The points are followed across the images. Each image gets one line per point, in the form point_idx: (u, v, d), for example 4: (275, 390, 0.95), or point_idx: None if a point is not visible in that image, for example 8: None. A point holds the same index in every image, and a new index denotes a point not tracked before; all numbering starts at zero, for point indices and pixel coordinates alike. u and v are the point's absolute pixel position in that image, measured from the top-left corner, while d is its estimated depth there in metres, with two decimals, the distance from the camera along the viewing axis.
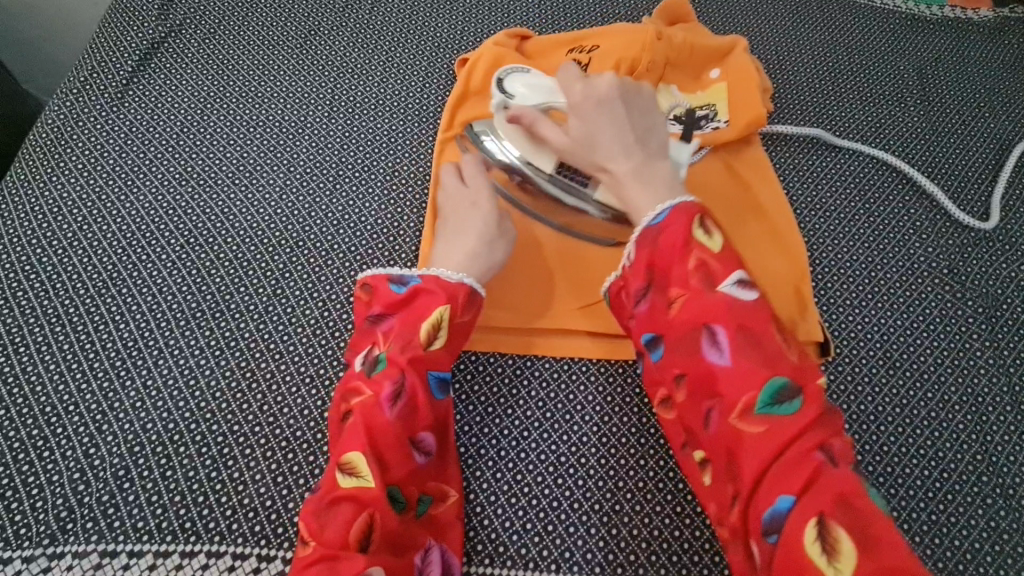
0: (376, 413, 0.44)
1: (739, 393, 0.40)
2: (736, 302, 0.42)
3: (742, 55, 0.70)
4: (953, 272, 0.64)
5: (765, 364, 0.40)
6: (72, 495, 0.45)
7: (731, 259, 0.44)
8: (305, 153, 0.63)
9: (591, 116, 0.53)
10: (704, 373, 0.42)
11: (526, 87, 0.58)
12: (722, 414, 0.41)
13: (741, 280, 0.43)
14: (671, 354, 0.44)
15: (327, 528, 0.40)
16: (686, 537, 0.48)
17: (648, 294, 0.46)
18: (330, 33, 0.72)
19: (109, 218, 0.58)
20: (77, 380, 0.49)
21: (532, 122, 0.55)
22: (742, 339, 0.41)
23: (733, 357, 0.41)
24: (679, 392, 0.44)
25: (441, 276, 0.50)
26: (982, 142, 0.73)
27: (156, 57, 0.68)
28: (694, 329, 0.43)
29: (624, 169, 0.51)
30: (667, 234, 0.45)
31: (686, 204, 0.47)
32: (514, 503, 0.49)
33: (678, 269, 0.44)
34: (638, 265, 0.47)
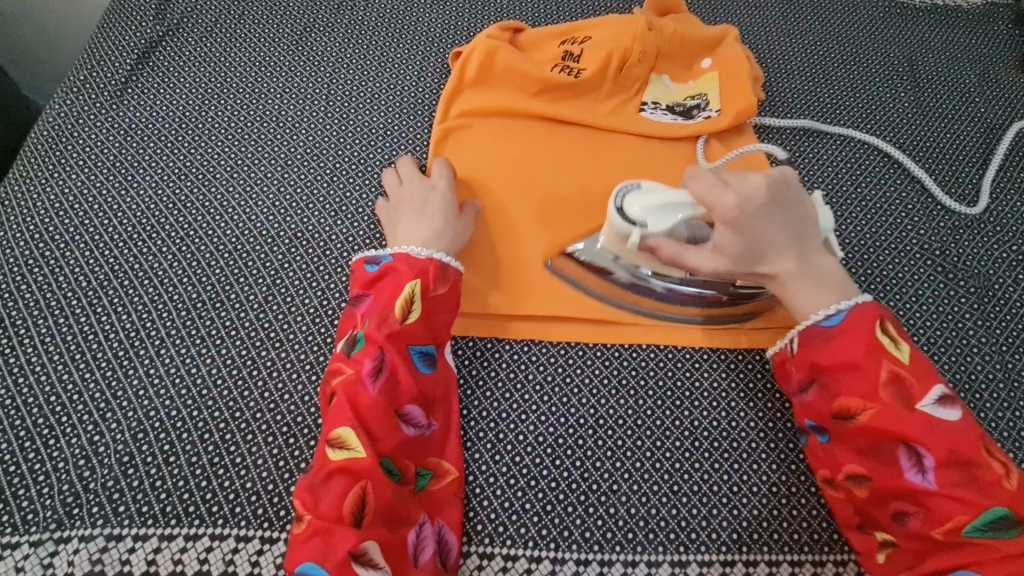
0: (358, 388, 0.47)
1: (946, 510, 0.42)
2: (939, 421, 0.43)
3: (733, 45, 0.71)
4: (945, 253, 0.64)
5: (968, 483, 0.42)
6: (78, 481, 0.46)
7: (926, 372, 0.45)
8: (302, 147, 0.64)
9: (753, 227, 0.48)
10: (901, 487, 0.43)
11: (652, 205, 0.49)
12: (921, 522, 0.42)
13: (942, 395, 0.44)
14: (855, 457, 0.45)
15: (323, 502, 0.43)
16: (684, 515, 0.48)
17: (816, 388, 0.48)
18: (326, 29, 0.73)
19: (111, 212, 0.59)
20: (81, 370, 0.50)
21: (672, 254, 0.50)
22: (948, 461, 0.42)
23: (936, 477, 0.42)
24: (857, 489, 0.46)
25: (410, 253, 0.52)
26: (973, 125, 0.74)
27: (154, 55, 0.69)
28: (889, 442, 0.44)
29: (791, 271, 0.49)
30: (847, 338, 0.46)
31: (863, 304, 0.47)
32: (513, 485, 0.49)
33: (867, 380, 0.45)
34: (812, 361, 0.48)
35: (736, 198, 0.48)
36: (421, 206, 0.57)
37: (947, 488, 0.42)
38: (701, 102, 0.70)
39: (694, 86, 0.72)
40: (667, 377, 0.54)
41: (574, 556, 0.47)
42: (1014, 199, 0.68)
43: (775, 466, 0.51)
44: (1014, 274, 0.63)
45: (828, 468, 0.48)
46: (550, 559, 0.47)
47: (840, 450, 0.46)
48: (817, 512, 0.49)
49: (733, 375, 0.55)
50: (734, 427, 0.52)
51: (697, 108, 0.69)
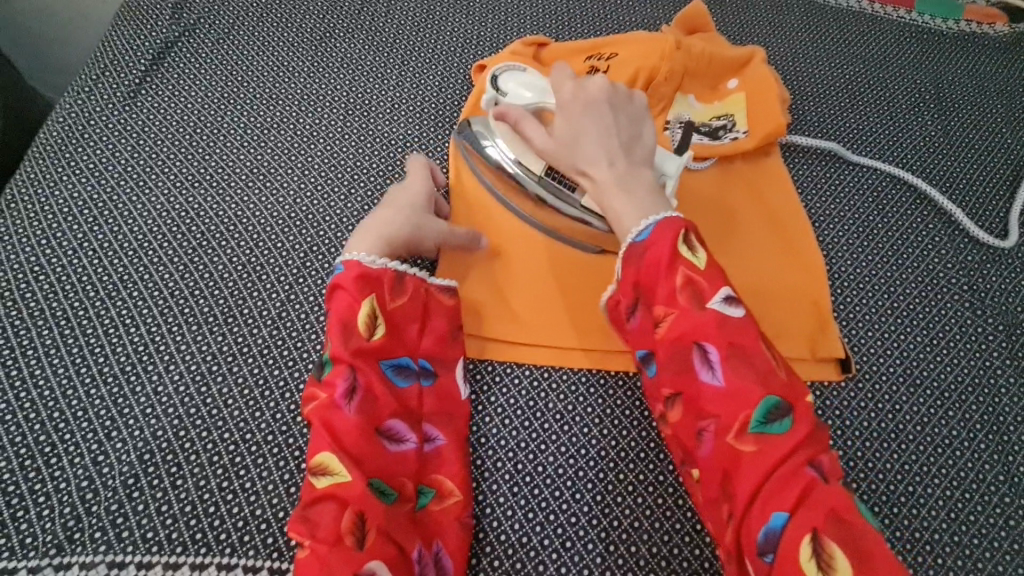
0: (334, 411, 0.44)
1: (736, 411, 0.40)
2: (725, 319, 0.43)
3: (760, 66, 0.70)
4: (973, 289, 0.63)
5: (754, 382, 0.41)
6: (80, 504, 0.44)
7: (718, 275, 0.45)
8: (320, 156, 0.63)
9: (581, 119, 0.52)
10: (699, 395, 0.42)
11: (523, 83, 0.60)
12: (721, 433, 0.41)
13: (728, 294, 0.44)
14: (661, 372, 0.44)
15: (319, 528, 0.40)
16: (706, 555, 0.47)
17: (637, 313, 0.47)
18: (345, 36, 0.71)
19: (121, 219, 0.57)
20: (86, 385, 0.48)
21: (516, 118, 0.55)
22: (731, 357, 0.41)
23: (725, 377, 0.41)
24: (672, 411, 0.44)
25: (363, 260, 0.49)
26: (1001, 157, 0.73)
27: (170, 56, 0.68)
28: (686, 348, 0.43)
29: (606, 176, 0.50)
30: (651, 248, 0.45)
31: (670, 218, 0.47)
32: (531, 518, 0.48)
33: (665, 286, 0.44)
34: (627, 283, 0.47)
35: (572, 89, 0.53)
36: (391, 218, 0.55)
37: (734, 386, 0.41)
38: (727, 123, 0.68)
39: (720, 106, 0.70)
40: None
41: None
42: None
43: None
44: None
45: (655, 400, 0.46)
46: None
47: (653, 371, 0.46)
48: None
49: None
50: None
51: (723, 129, 0.68)
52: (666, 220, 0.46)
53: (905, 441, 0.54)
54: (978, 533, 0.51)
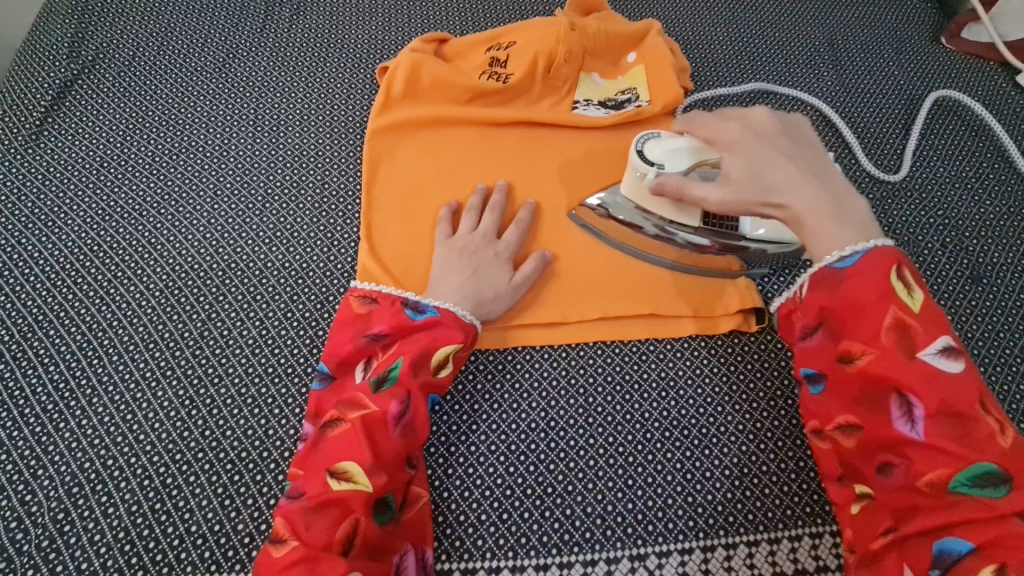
0: (382, 430, 0.46)
1: (933, 462, 0.39)
2: (941, 372, 0.39)
3: (656, 38, 0.72)
4: (875, 224, 0.66)
5: (964, 442, 0.38)
6: (12, 544, 0.44)
7: (936, 322, 0.40)
8: (232, 175, 0.63)
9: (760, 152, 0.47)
10: (890, 437, 0.40)
11: (670, 148, 0.53)
12: (904, 473, 0.40)
13: (947, 345, 0.40)
14: (847, 403, 0.43)
15: (312, 530, 0.42)
16: (640, 508, 0.49)
17: (818, 334, 0.45)
18: (249, 55, 0.72)
19: (33, 261, 0.57)
20: (9, 429, 0.48)
21: (679, 187, 0.49)
22: (943, 415, 0.38)
23: (928, 430, 0.39)
24: (846, 438, 0.44)
25: (458, 312, 0.51)
26: (894, 98, 0.76)
27: (71, 94, 0.67)
28: (886, 390, 0.41)
29: (803, 203, 0.44)
30: (851, 284, 0.42)
31: (880, 246, 0.42)
32: (468, 497, 0.49)
33: (865, 322, 0.41)
34: (808, 306, 0.45)
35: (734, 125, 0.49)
36: (484, 273, 0.55)
37: (937, 441, 0.38)
38: (631, 96, 0.70)
39: (624, 81, 0.72)
40: (615, 370, 0.55)
41: (532, 563, 0.47)
42: (935, 165, 0.71)
43: (726, 450, 0.51)
44: (941, 238, 0.66)
45: (820, 418, 0.46)
46: (509, 568, 0.47)
47: (832, 400, 0.44)
48: (769, 490, 0.50)
49: (680, 363, 0.55)
50: (684, 415, 0.53)
51: (628, 101, 0.70)
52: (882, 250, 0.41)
53: None
54: None
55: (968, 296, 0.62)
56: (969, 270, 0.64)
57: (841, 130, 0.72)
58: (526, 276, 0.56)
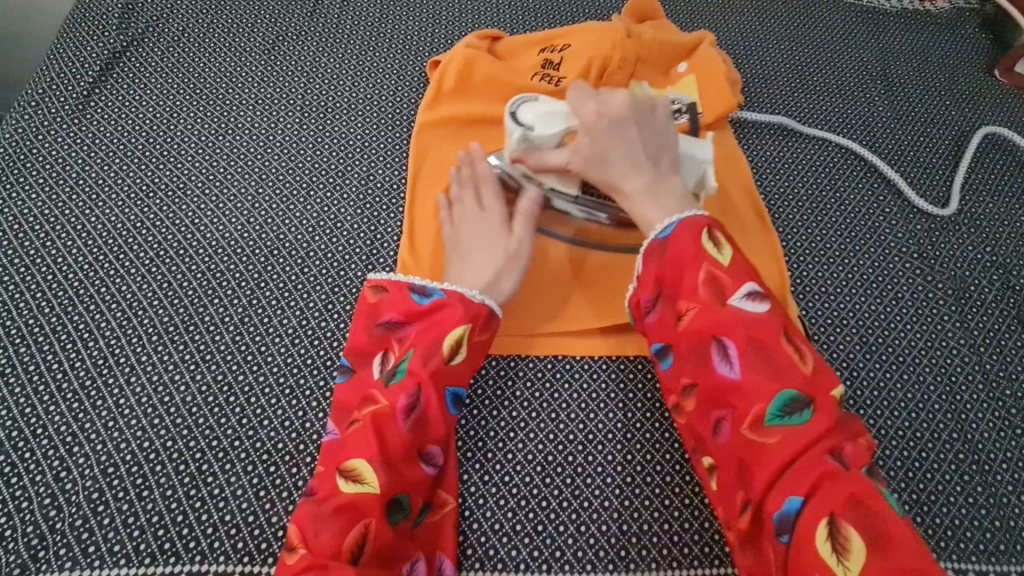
0: (390, 423, 0.45)
1: (749, 402, 0.42)
2: (747, 315, 0.43)
3: (709, 49, 0.71)
4: (922, 256, 0.65)
5: (774, 378, 0.42)
6: (44, 521, 0.44)
7: (741, 272, 0.45)
8: (277, 160, 0.62)
9: (608, 135, 0.52)
10: (717, 387, 0.43)
11: (541, 113, 0.54)
12: (733, 424, 0.43)
13: (752, 290, 0.45)
14: (683, 363, 0.46)
15: (320, 536, 0.41)
16: (675, 529, 0.48)
17: (657, 306, 0.48)
18: (298, 39, 0.71)
19: (74, 233, 0.56)
20: (45, 403, 0.48)
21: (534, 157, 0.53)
22: (754, 355, 0.42)
23: (742, 368, 0.43)
24: (690, 401, 0.46)
25: (465, 293, 0.50)
26: (945, 128, 0.75)
27: (118, 66, 0.67)
28: (707, 341, 0.44)
29: (639, 188, 0.51)
30: (675, 246, 0.47)
31: (696, 218, 0.48)
32: (503, 505, 0.48)
33: (686, 280, 0.46)
34: (648, 279, 0.49)
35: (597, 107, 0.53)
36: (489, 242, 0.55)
37: (750, 376, 0.42)
38: None
39: (674, 90, 0.70)
40: (656, 387, 0.54)
41: None
42: (984, 200, 0.70)
43: None
44: (988, 275, 0.65)
45: (673, 390, 0.48)
46: None
47: (676, 367, 0.47)
48: None
49: None
50: None
51: None
52: (690, 218, 0.47)
53: (861, 406, 0.56)
54: (934, 489, 0.53)
55: (1013, 336, 0.61)
56: (1015, 309, 0.63)
57: (887, 173, 0.70)
58: (522, 237, 0.55)
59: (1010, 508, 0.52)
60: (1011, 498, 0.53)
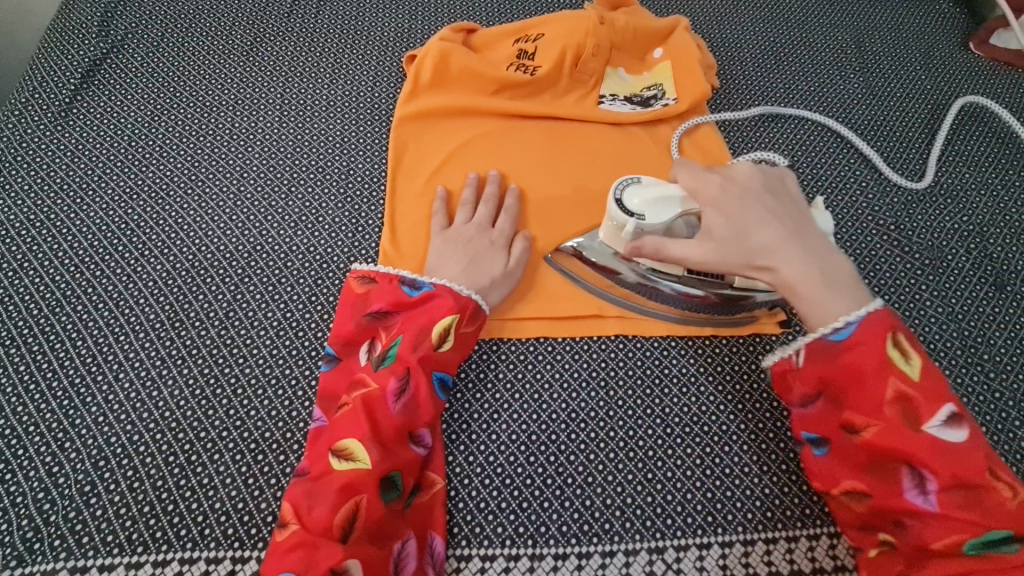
0: (381, 406, 0.47)
1: (944, 529, 0.39)
2: (948, 442, 0.40)
3: (683, 33, 0.72)
4: (900, 228, 0.66)
5: (976, 510, 0.39)
6: (38, 515, 0.45)
7: (937, 390, 0.41)
8: (258, 159, 0.63)
9: (740, 211, 0.46)
10: (900, 507, 0.41)
11: (652, 198, 0.50)
12: (922, 537, 0.40)
13: (950, 413, 0.41)
14: (852, 469, 0.43)
15: (314, 513, 0.43)
16: (658, 502, 0.49)
17: (819, 402, 0.45)
18: (276, 39, 0.72)
19: (60, 236, 0.57)
20: (36, 401, 0.49)
21: (657, 247, 0.48)
22: (954, 488, 0.39)
23: (939, 499, 0.39)
24: (855, 503, 0.44)
25: (454, 287, 0.51)
26: (921, 102, 0.76)
27: (99, 72, 0.68)
28: (894, 460, 0.41)
29: (796, 266, 0.44)
30: (854, 353, 0.43)
31: (876, 311, 0.43)
32: (488, 485, 0.49)
33: (868, 394, 0.42)
34: (808, 377, 0.45)
35: (718, 182, 0.48)
36: (482, 249, 0.56)
37: (951, 512, 0.39)
38: (657, 92, 0.70)
39: (649, 76, 0.72)
40: (637, 365, 0.55)
41: (551, 552, 0.47)
42: (961, 171, 0.70)
43: (746, 447, 0.51)
44: (965, 244, 0.65)
45: (823, 480, 0.45)
46: (528, 556, 0.47)
47: (836, 463, 0.44)
48: (788, 489, 0.50)
49: (702, 360, 0.55)
50: (704, 411, 0.53)
51: (654, 97, 0.70)
52: (870, 319, 0.42)
53: None
54: None
55: (991, 303, 0.62)
56: (993, 276, 0.63)
57: (859, 147, 0.71)
58: (519, 259, 0.56)
59: None
60: None
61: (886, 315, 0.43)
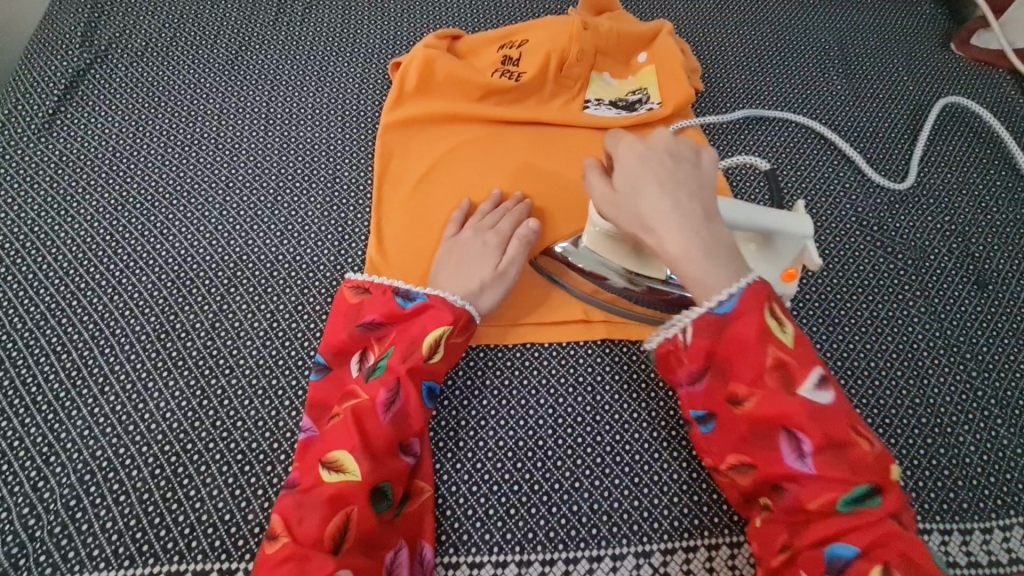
0: (372, 417, 0.46)
1: (821, 487, 0.40)
2: (816, 406, 0.41)
3: (667, 38, 0.72)
4: (883, 229, 0.67)
5: (845, 467, 0.40)
6: (24, 530, 0.45)
7: (806, 357, 0.42)
8: (244, 168, 0.63)
9: (647, 177, 0.44)
10: (782, 471, 0.41)
11: None
12: (799, 496, 0.41)
13: (818, 377, 0.42)
14: (735, 441, 0.44)
15: (304, 524, 0.42)
16: (645, 505, 0.49)
17: (706, 377, 0.45)
18: (261, 48, 0.72)
19: (45, 249, 0.57)
20: (21, 416, 0.49)
21: (587, 208, 0.47)
22: (827, 446, 0.40)
23: (815, 462, 0.40)
24: (741, 471, 0.44)
25: (446, 296, 0.51)
26: (903, 103, 0.77)
27: (83, 83, 0.67)
28: (773, 427, 0.42)
29: (676, 245, 0.43)
30: (738, 323, 0.42)
31: (755, 284, 0.43)
32: (476, 492, 0.50)
33: (750, 363, 0.42)
34: (697, 352, 0.44)
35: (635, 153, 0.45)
36: (474, 253, 0.55)
37: (826, 471, 0.40)
38: (642, 96, 0.71)
39: (634, 81, 0.72)
40: (623, 370, 0.55)
41: (539, 557, 0.47)
42: (943, 171, 0.71)
43: None
44: (947, 244, 0.66)
45: (718, 452, 0.45)
46: (516, 562, 0.47)
47: (724, 434, 0.45)
48: None
49: None
50: None
51: (639, 102, 0.70)
52: (749, 290, 0.42)
53: None
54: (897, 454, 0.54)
55: (973, 302, 0.62)
56: (974, 276, 0.64)
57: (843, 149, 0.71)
58: (514, 259, 0.55)
59: (972, 467, 0.54)
60: (974, 458, 0.54)
61: (763, 290, 0.43)
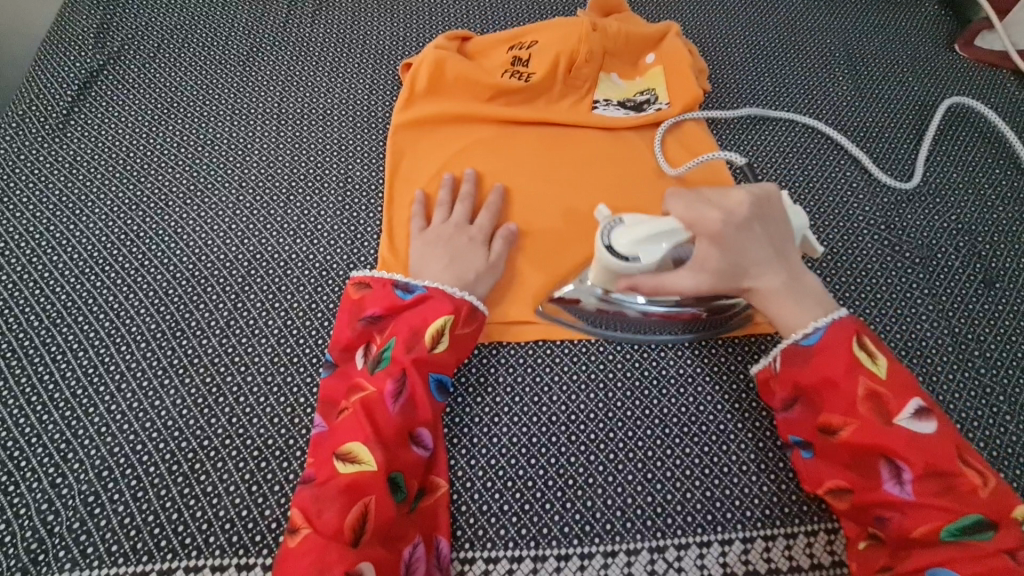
0: (381, 408, 0.47)
1: (922, 515, 0.43)
2: (915, 434, 0.44)
3: (675, 39, 0.73)
4: (891, 227, 0.67)
5: (952, 498, 0.43)
6: (43, 526, 0.45)
7: (902, 387, 0.46)
8: (256, 168, 0.64)
9: (737, 245, 0.47)
10: (879, 497, 0.44)
11: (640, 238, 0.47)
12: (901, 522, 0.43)
13: (917, 407, 0.45)
14: (836, 468, 0.46)
15: (323, 516, 0.43)
16: (658, 501, 0.49)
17: (797, 406, 0.49)
18: (272, 49, 0.72)
19: (60, 248, 0.57)
20: (38, 413, 0.49)
21: (655, 286, 0.48)
22: (929, 475, 0.43)
23: (915, 488, 0.43)
24: (837, 499, 0.46)
25: (446, 288, 0.52)
26: (909, 103, 0.77)
27: (96, 84, 0.68)
28: (872, 455, 0.45)
29: (773, 288, 0.49)
30: (824, 357, 0.47)
31: (839, 320, 0.48)
32: (490, 488, 0.50)
33: (840, 396, 0.46)
34: (786, 381, 0.49)
35: (717, 216, 0.46)
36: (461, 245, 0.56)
37: (925, 497, 0.43)
38: (650, 97, 0.71)
39: (642, 81, 0.73)
40: (635, 367, 0.55)
41: (554, 553, 0.48)
42: (949, 171, 0.72)
43: (744, 446, 0.52)
44: (954, 242, 0.67)
45: (811, 480, 0.48)
46: (531, 558, 0.47)
47: (819, 463, 0.47)
48: (785, 486, 0.50)
49: (699, 361, 0.56)
50: (702, 411, 0.53)
51: (647, 102, 0.71)
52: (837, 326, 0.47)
53: None
54: None
55: (980, 300, 0.63)
56: (981, 274, 0.65)
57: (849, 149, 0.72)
58: (500, 253, 0.58)
59: None
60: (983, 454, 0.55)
61: (848, 324, 0.48)
